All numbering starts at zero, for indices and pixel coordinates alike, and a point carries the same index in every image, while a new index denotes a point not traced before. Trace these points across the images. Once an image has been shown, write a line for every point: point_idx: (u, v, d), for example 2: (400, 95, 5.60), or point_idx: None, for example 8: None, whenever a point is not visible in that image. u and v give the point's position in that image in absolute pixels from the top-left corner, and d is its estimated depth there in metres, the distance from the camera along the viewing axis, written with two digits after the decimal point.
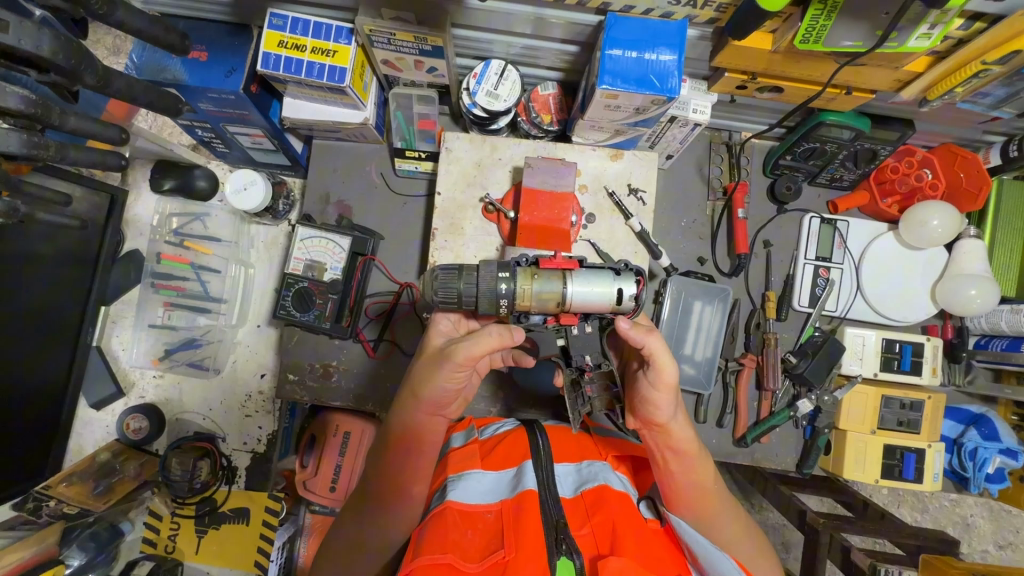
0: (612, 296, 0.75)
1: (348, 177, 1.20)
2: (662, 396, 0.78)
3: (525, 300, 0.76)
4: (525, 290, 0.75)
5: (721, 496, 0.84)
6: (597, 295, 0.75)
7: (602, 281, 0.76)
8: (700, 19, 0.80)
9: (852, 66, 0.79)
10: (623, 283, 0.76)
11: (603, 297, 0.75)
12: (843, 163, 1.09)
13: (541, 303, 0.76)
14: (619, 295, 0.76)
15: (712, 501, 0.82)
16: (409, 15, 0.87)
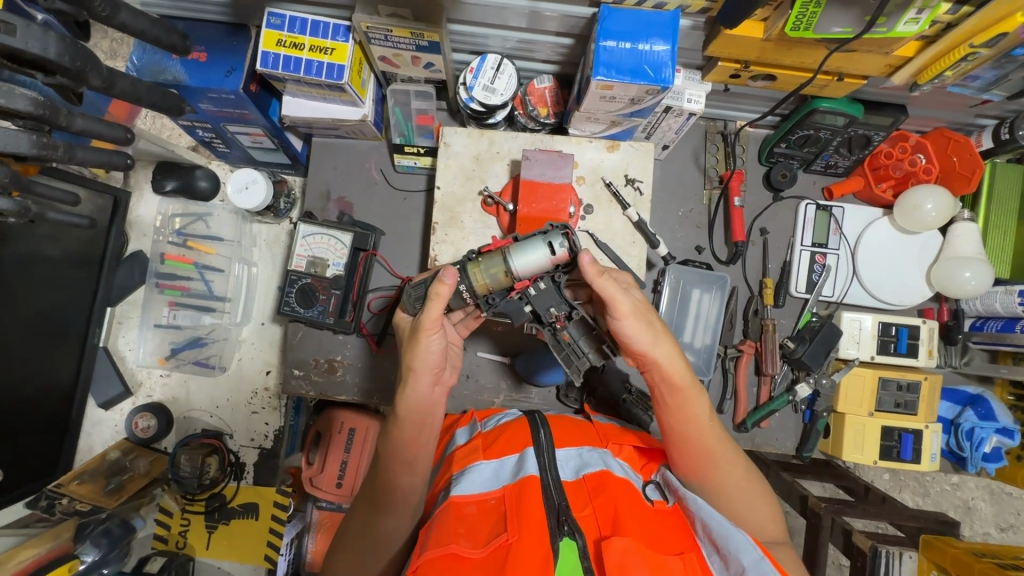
0: (545, 248, 0.85)
1: (348, 174, 1.21)
2: (625, 326, 0.81)
3: (476, 281, 0.88)
4: (473, 274, 0.88)
5: (722, 443, 0.83)
6: (531, 253, 0.86)
7: (531, 242, 0.86)
8: (693, 9, 0.81)
9: (842, 52, 0.80)
10: (551, 237, 0.86)
11: (537, 252, 0.85)
12: (837, 150, 1.11)
13: (490, 278, 0.88)
14: (551, 247, 0.85)
15: (708, 443, 0.82)
16: (406, 12, 0.88)
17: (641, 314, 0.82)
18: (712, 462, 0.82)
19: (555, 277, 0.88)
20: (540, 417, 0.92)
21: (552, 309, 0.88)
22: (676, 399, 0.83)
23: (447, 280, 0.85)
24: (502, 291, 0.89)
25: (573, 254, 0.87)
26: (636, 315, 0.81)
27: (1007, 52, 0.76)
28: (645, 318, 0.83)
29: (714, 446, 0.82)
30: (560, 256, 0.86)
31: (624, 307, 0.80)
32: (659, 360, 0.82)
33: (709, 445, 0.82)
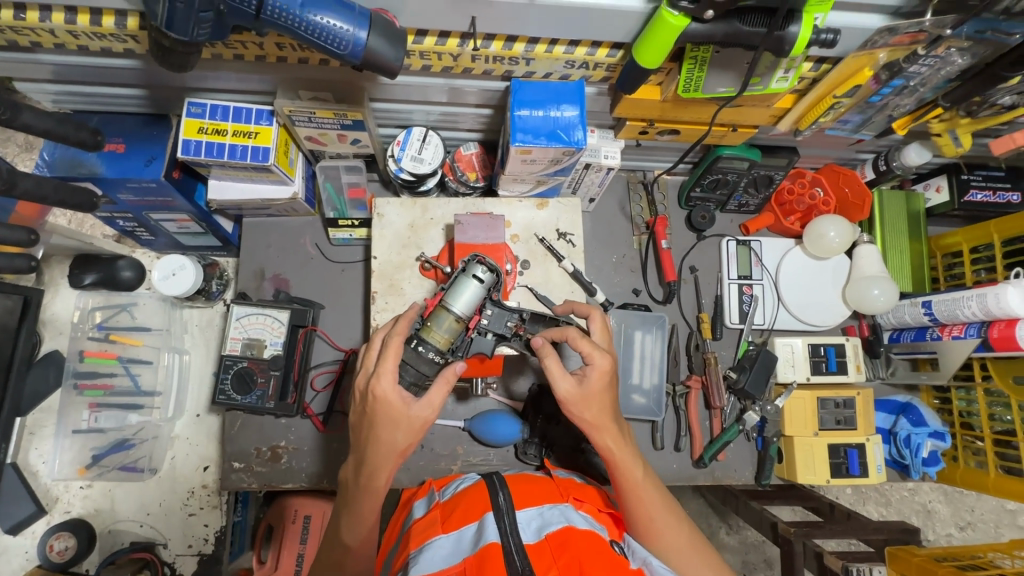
0: (472, 281, 0.83)
1: (283, 251, 1.19)
2: (568, 407, 0.84)
3: (436, 341, 0.82)
4: (429, 336, 0.82)
5: (664, 503, 0.88)
6: (461, 292, 0.82)
7: (456, 282, 0.83)
8: (595, 78, 0.89)
9: (731, 107, 0.89)
10: (471, 271, 0.84)
11: (466, 288, 0.82)
12: (746, 189, 1.22)
13: (446, 331, 0.82)
14: (478, 277, 0.83)
15: (648, 507, 0.86)
16: (327, 95, 0.92)
17: (588, 396, 0.83)
18: (653, 530, 0.86)
19: (495, 298, 0.85)
20: (499, 479, 0.89)
21: (508, 323, 0.86)
22: (614, 469, 0.86)
23: (459, 367, 0.80)
24: (461, 336, 0.85)
25: (497, 272, 0.86)
26: (578, 398, 0.83)
27: (866, 100, 0.87)
28: (586, 395, 0.83)
29: (653, 508, 0.86)
30: (489, 281, 0.84)
31: (564, 393, 0.82)
32: (598, 433, 0.85)
33: (650, 510, 0.86)
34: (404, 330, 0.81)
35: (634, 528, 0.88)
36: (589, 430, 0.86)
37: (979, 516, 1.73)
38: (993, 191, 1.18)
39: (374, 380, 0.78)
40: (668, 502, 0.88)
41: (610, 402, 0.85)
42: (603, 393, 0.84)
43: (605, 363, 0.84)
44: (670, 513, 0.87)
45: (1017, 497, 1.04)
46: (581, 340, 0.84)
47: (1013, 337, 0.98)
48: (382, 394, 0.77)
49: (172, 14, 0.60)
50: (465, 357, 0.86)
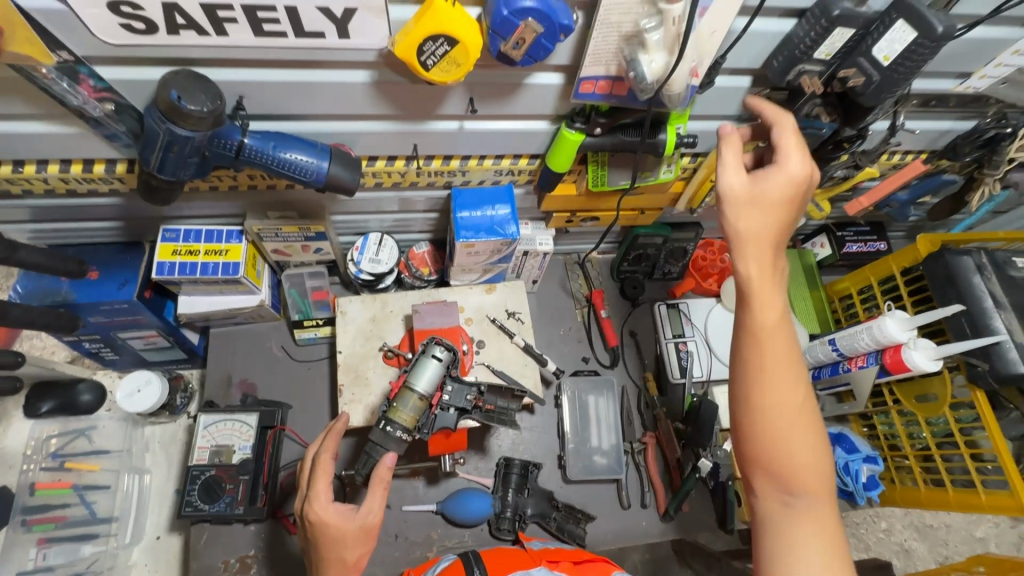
0: (433, 361, 0.92)
1: (249, 356, 1.25)
2: (731, 231, 0.65)
3: (403, 420, 0.89)
4: (396, 416, 0.89)
5: (791, 362, 0.62)
6: (423, 372, 0.91)
7: (418, 364, 0.92)
8: (521, 182, 1.07)
9: (634, 194, 1.08)
10: (430, 352, 0.93)
11: (427, 368, 0.92)
12: (666, 260, 1.41)
13: (411, 409, 0.90)
14: (437, 357, 0.93)
15: (765, 364, 0.62)
16: (292, 213, 1.05)
17: (768, 210, 0.64)
18: (771, 430, 0.61)
19: (454, 374, 0.94)
20: (472, 553, 0.92)
21: (468, 396, 0.94)
22: (748, 323, 0.63)
23: (389, 462, 0.83)
24: (425, 414, 0.92)
25: (454, 350, 0.96)
26: (751, 198, 0.64)
27: None
28: (763, 252, 0.64)
29: (787, 439, 0.61)
30: (447, 359, 0.93)
31: (732, 185, 0.65)
32: (743, 253, 0.64)
33: (778, 421, 0.61)
34: (332, 445, 0.86)
35: (746, 415, 0.62)
36: (739, 248, 0.65)
37: None
38: (864, 243, 1.42)
39: (308, 505, 0.80)
40: (816, 426, 0.62)
41: (790, 222, 0.65)
42: (795, 203, 0.65)
43: (802, 168, 0.64)
44: (815, 446, 0.61)
45: (946, 506, 1.15)
46: (789, 137, 0.67)
47: (902, 361, 1.13)
48: (322, 519, 0.79)
49: (165, 161, 0.73)
50: (431, 433, 0.93)
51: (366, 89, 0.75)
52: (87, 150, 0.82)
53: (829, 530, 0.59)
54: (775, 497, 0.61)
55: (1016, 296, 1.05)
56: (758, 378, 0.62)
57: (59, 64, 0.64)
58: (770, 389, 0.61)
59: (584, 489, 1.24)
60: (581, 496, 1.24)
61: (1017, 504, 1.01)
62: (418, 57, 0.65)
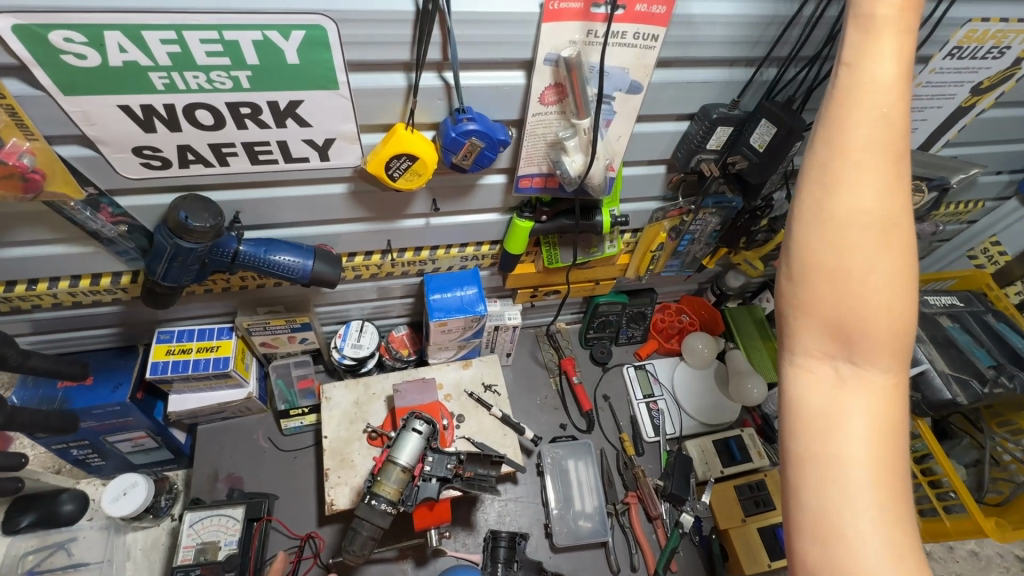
0: (413, 433, 0.98)
1: (236, 450, 1.28)
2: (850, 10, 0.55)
3: (387, 493, 0.93)
4: (380, 490, 0.93)
5: (891, 169, 0.51)
6: (405, 445, 0.97)
7: (400, 438, 0.98)
8: (485, 264, 1.20)
9: (589, 267, 1.22)
10: (410, 426, 1.00)
11: (409, 440, 0.98)
12: (629, 325, 1.53)
13: (395, 482, 0.94)
14: (416, 431, 0.99)
15: (840, 171, 0.52)
16: (280, 307, 1.15)
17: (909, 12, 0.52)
18: (844, 259, 0.51)
19: (434, 445, 1.00)
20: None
21: (448, 465, 0.99)
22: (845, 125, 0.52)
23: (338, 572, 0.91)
24: (409, 485, 0.96)
25: (433, 422, 1.02)
26: None
27: (676, 249, 1.23)
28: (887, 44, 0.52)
29: (859, 241, 0.50)
30: (426, 431, 1.00)
31: None
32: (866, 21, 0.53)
33: (843, 256, 0.51)
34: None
35: (798, 242, 0.53)
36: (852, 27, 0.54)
37: None
38: None
39: None
40: (899, 269, 0.50)
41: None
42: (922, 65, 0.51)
43: None
44: (894, 257, 0.50)
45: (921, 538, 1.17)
46: None
47: None
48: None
49: (169, 270, 0.84)
50: (415, 505, 0.96)
51: (343, 198, 0.90)
52: (97, 266, 0.93)
53: (885, 406, 0.49)
54: (824, 345, 0.52)
55: (931, 330, 1.18)
56: (835, 196, 0.51)
57: (85, 198, 0.77)
58: (854, 197, 0.51)
59: (573, 557, 1.25)
60: (570, 564, 1.24)
61: (976, 525, 1.05)
62: (386, 171, 0.79)
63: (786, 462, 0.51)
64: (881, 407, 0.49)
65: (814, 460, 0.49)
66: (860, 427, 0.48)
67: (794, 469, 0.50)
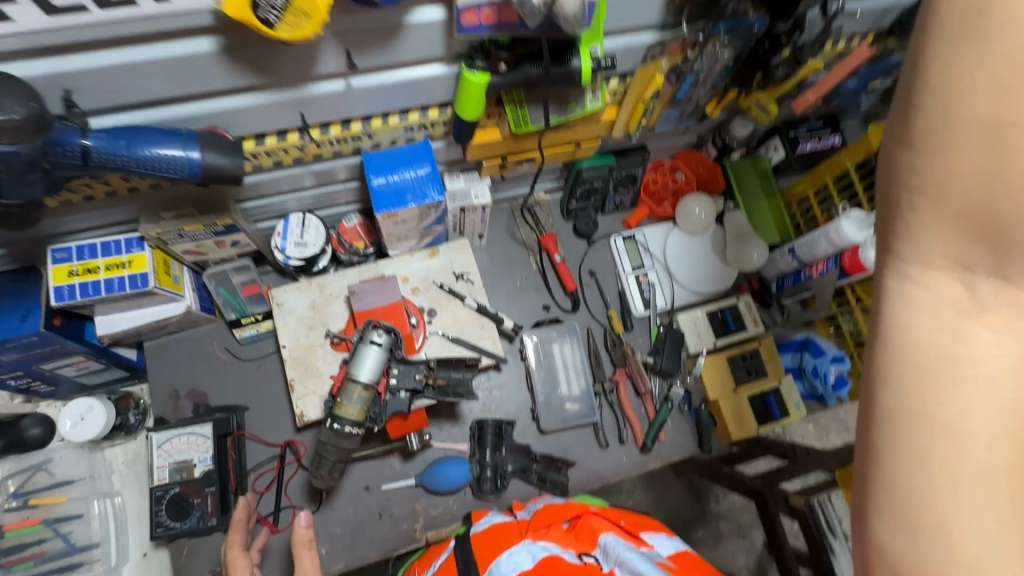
0: (372, 347, 0.86)
1: (193, 364, 1.18)
2: None
3: (351, 414, 0.84)
4: (342, 412, 0.84)
5: (997, 73, 0.44)
6: (364, 360, 0.86)
7: (357, 353, 0.86)
8: (437, 134, 0.96)
9: (567, 128, 0.99)
10: (367, 339, 0.87)
11: (368, 355, 0.86)
12: (617, 190, 1.33)
13: (359, 401, 0.85)
14: (375, 344, 0.87)
15: (992, 38, 0.44)
16: (190, 209, 0.93)
17: None
18: None
19: (398, 356, 0.89)
20: (463, 542, 0.89)
21: (417, 375, 0.89)
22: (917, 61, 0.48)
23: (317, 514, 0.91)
24: (375, 403, 0.88)
25: (394, 331, 0.90)
26: None
27: (674, 97, 0.98)
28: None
29: (969, 157, 0.46)
30: (388, 343, 0.88)
31: None
32: None
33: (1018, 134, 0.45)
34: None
35: (930, 162, 0.47)
36: None
37: None
38: (818, 139, 1.33)
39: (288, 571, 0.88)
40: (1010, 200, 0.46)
41: None
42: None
43: None
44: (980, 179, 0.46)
45: None
46: None
47: (859, 262, 1.10)
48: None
49: None
50: (385, 420, 0.89)
51: (215, 59, 0.63)
52: None
53: None
54: (978, 249, 0.48)
55: None
56: (976, 62, 0.44)
57: None
58: (994, 81, 0.44)
59: (561, 437, 1.24)
60: (559, 444, 1.24)
61: None
62: (254, 11, 0.54)
63: (872, 409, 0.51)
64: (1002, 357, 0.47)
65: (911, 416, 0.49)
66: (989, 367, 0.47)
67: (909, 418, 0.49)
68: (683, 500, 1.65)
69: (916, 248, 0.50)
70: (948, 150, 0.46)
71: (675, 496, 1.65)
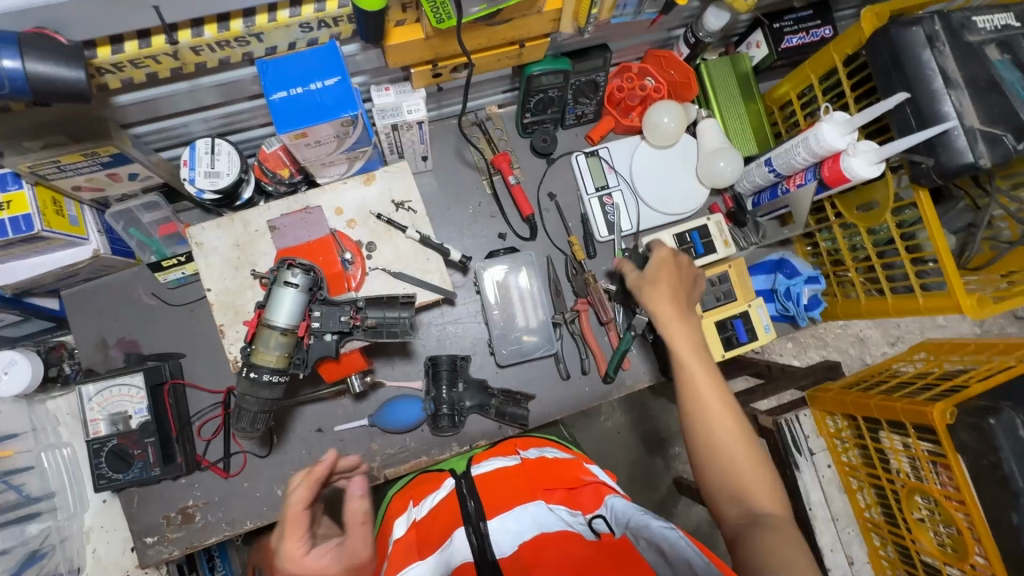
0: (288, 289, 0.78)
1: (119, 313, 1.10)
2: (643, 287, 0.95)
3: (269, 361, 0.78)
4: (260, 360, 0.78)
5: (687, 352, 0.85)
6: (279, 304, 0.78)
7: (271, 296, 0.78)
8: (346, 34, 0.80)
9: (504, 22, 0.83)
10: (283, 279, 0.79)
11: (283, 298, 0.78)
12: (577, 100, 1.18)
13: (277, 348, 0.78)
14: (292, 285, 0.78)
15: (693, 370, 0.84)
16: (62, 138, 0.80)
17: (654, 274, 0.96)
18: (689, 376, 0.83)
19: (321, 297, 0.81)
20: (465, 484, 0.77)
21: (343, 317, 0.82)
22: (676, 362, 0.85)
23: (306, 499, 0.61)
24: (298, 348, 0.81)
25: (314, 270, 0.81)
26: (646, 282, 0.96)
27: None
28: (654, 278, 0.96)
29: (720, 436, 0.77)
30: (306, 284, 0.79)
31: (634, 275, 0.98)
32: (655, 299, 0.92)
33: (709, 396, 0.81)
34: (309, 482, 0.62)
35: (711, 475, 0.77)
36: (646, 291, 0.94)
37: (907, 328, 1.80)
38: (806, 32, 1.16)
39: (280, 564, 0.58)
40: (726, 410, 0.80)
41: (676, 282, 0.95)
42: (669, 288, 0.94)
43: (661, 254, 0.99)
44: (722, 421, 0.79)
45: (885, 316, 1.09)
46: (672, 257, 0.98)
47: (842, 172, 0.99)
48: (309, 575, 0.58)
49: None
50: (312, 366, 0.82)
51: None
52: None
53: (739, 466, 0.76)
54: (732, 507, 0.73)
55: (972, 68, 0.86)
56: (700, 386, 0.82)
57: None
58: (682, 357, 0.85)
59: (520, 370, 1.19)
60: (518, 377, 1.19)
61: (953, 303, 0.94)
62: None
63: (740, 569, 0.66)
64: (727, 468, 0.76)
65: (757, 548, 0.66)
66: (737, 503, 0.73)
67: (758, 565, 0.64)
68: (654, 423, 1.65)
69: (713, 467, 0.76)
70: (705, 389, 0.81)
71: (648, 418, 1.65)
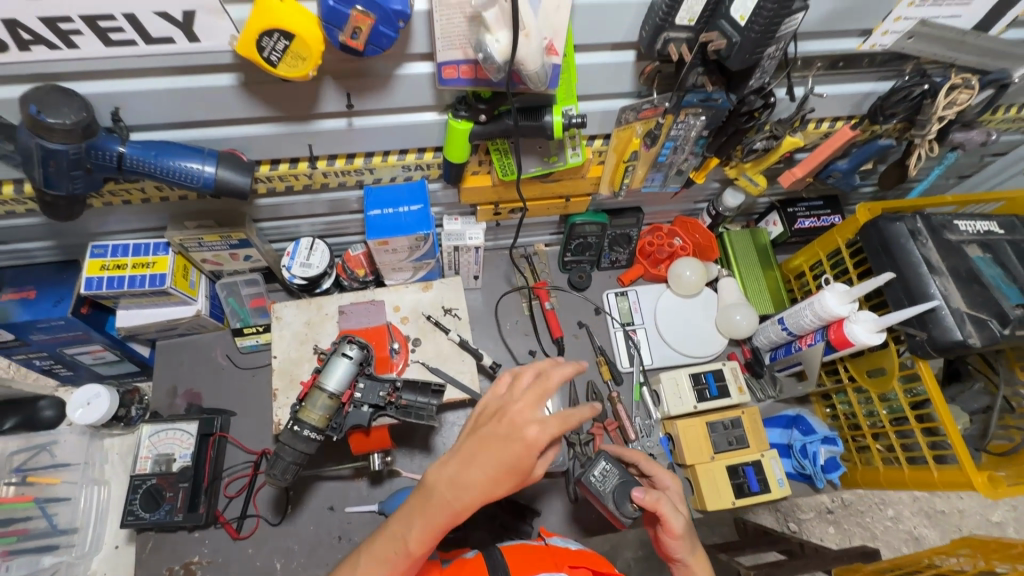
0: (343, 359, 0.92)
1: (194, 367, 1.28)
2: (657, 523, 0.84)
3: (312, 419, 0.90)
4: (306, 416, 0.90)
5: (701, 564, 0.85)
6: (333, 371, 0.91)
7: (328, 363, 0.92)
8: (434, 176, 1.06)
9: (554, 181, 1.07)
10: (343, 350, 0.93)
11: (337, 366, 0.92)
12: (612, 247, 1.39)
13: (321, 409, 0.90)
14: (350, 356, 0.93)
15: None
16: (210, 222, 1.06)
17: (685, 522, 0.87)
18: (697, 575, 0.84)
19: (367, 372, 0.95)
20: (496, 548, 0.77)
21: (381, 392, 0.94)
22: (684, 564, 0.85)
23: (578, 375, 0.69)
24: (338, 412, 0.93)
25: (367, 347, 0.96)
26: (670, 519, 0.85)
27: (656, 161, 1.06)
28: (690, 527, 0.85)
29: None
30: (358, 357, 0.93)
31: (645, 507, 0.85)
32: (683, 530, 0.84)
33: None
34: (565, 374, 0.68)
35: None
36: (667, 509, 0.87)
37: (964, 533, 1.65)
38: (817, 217, 1.35)
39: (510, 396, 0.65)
40: None
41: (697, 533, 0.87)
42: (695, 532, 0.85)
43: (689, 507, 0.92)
44: None
45: (904, 487, 1.09)
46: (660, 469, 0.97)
47: (845, 337, 1.08)
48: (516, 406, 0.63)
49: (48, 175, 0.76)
50: (346, 431, 0.94)
51: (235, 91, 0.77)
52: None
53: None
54: None
55: (954, 260, 1.00)
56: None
57: None
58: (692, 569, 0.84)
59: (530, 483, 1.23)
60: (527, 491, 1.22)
61: (966, 478, 0.95)
62: (260, 53, 0.66)
63: None
64: None
65: None
66: None
67: None
68: None
69: None
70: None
71: None
